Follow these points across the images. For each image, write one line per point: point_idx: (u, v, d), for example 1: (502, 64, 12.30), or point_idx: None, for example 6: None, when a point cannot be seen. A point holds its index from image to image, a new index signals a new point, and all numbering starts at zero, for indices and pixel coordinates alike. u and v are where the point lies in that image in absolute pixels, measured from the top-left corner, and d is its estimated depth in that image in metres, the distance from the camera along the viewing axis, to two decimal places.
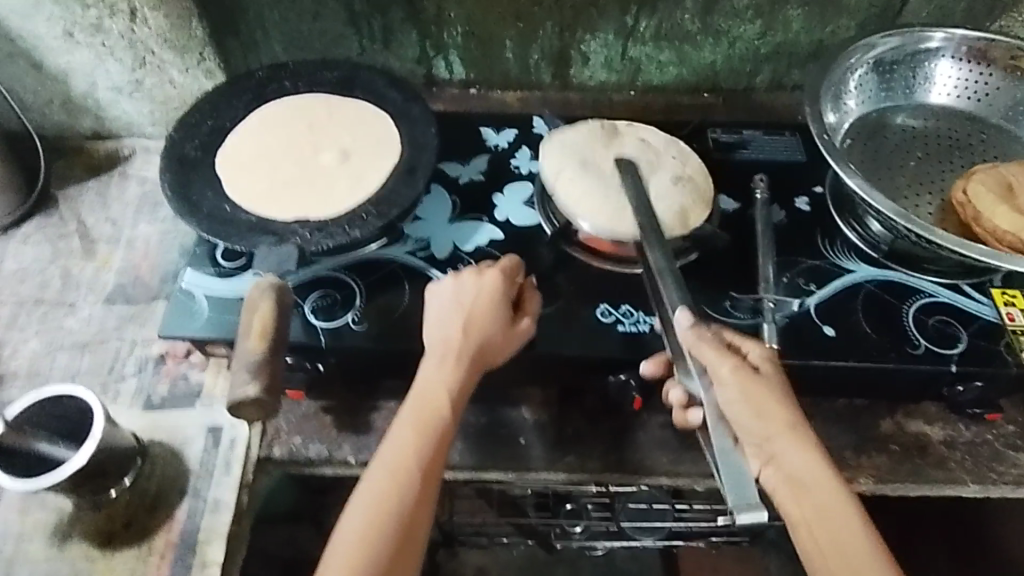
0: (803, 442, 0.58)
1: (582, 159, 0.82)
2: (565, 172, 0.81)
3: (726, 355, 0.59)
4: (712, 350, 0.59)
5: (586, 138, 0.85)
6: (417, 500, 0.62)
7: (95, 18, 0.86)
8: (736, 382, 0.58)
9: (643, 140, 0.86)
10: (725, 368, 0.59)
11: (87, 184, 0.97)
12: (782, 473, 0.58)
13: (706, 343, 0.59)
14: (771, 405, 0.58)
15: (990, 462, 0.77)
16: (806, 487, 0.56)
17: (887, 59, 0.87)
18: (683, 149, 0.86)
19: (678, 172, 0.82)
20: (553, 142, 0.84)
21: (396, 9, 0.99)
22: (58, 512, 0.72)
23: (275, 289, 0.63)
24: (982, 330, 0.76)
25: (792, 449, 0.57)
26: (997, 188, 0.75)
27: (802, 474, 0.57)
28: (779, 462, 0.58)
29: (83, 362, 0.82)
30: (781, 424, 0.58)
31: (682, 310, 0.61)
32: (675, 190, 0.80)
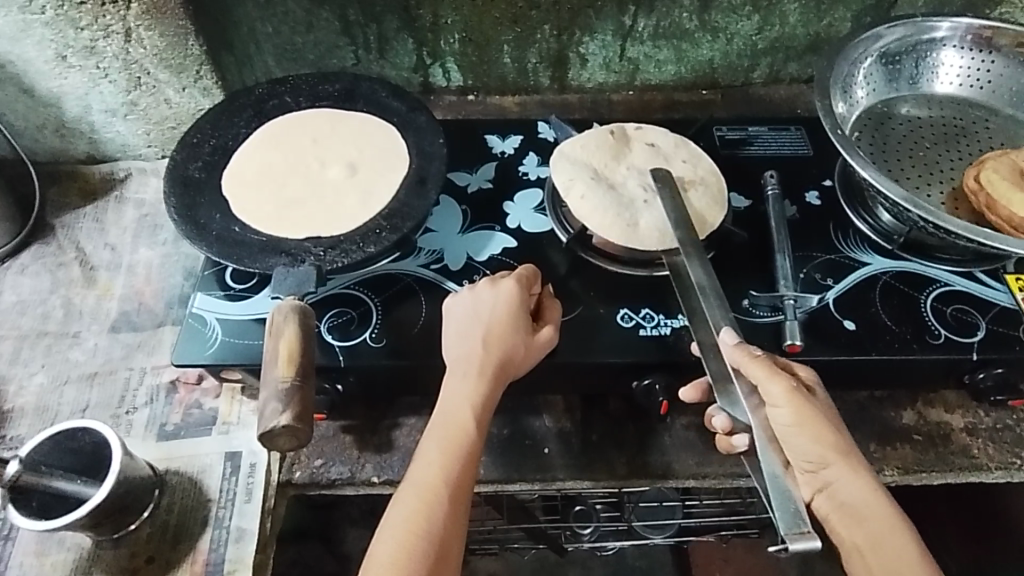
0: (854, 467, 0.60)
1: (592, 170, 0.81)
2: (577, 186, 0.80)
3: (780, 375, 0.59)
4: (764, 370, 0.59)
5: (594, 149, 0.84)
6: (448, 519, 0.60)
7: (86, 40, 0.84)
8: (791, 405, 0.59)
9: (652, 147, 0.85)
10: (778, 388, 0.59)
11: (84, 210, 0.95)
12: (833, 499, 0.60)
13: (759, 363, 0.59)
14: (824, 430, 0.60)
15: (1013, 446, 0.77)
16: (858, 514, 0.59)
17: (891, 50, 0.87)
18: (690, 154, 0.85)
19: (689, 178, 0.82)
20: (562, 154, 0.83)
21: (391, 18, 0.97)
22: (77, 551, 0.70)
23: (298, 313, 0.62)
24: (999, 315, 0.77)
25: (843, 476, 0.59)
26: (1011, 175, 0.75)
27: (852, 499, 0.59)
28: (833, 490, 0.60)
29: (92, 394, 0.80)
30: (836, 450, 0.60)
31: (727, 330, 0.62)
32: (688, 197, 0.79)
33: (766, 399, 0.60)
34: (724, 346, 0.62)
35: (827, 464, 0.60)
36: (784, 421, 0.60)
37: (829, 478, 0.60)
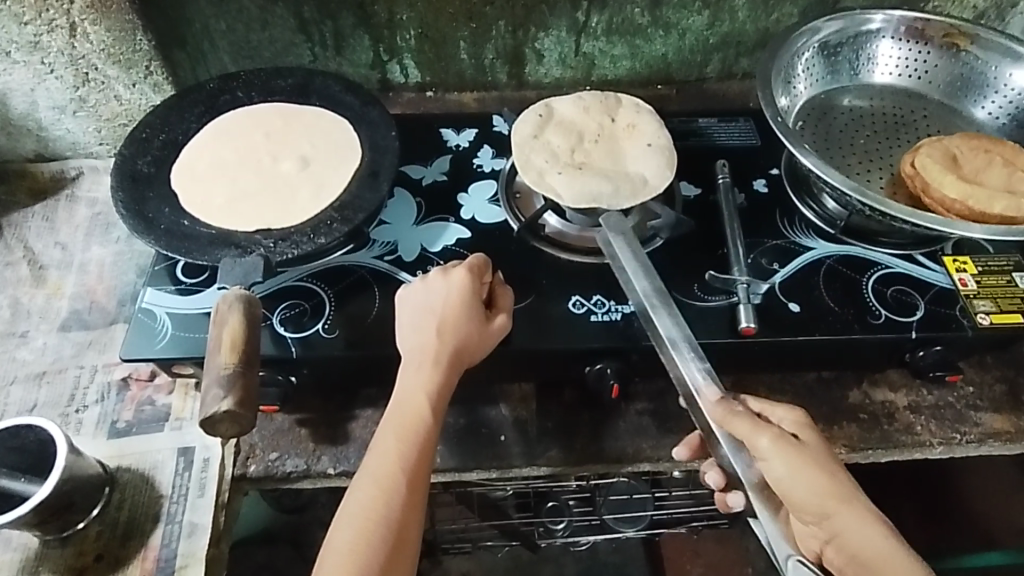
0: (860, 514, 0.57)
1: (553, 153, 0.81)
2: (550, 175, 0.79)
3: (763, 426, 0.58)
4: (747, 425, 0.58)
5: (535, 132, 0.84)
6: (405, 506, 0.60)
7: (32, 35, 0.83)
8: (780, 456, 0.57)
9: (580, 113, 0.86)
10: (765, 442, 0.57)
11: (33, 209, 0.94)
12: (843, 548, 0.58)
13: (738, 420, 0.59)
14: (833, 474, 0.58)
15: (954, 422, 0.79)
16: (872, 568, 0.56)
17: (831, 42, 0.90)
18: (612, 102, 0.88)
19: (630, 125, 0.85)
20: (516, 150, 0.81)
21: (346, 14, 0.98)
22: (23, 551, 0.69)
23: (244, 302, 0.63)
24: (938, 296, 0.79)
25: (851, 521, 0.57)
26: (943, 160, 0.78)
27: (862, 548, 0.57)
28: (843, 539, 0.57)
29: (40, 393, 0.79)
30: (835, 497, 0.57)
31: (709, 385, 0.63)
32: (645, 138, 0.83)
33: (754, 453, 0.59)
34: (703, 402, 0.62)
35: (832, 513, 0.57)
36: (780, 476, 0.57)
37: (835, 527, 0.57)
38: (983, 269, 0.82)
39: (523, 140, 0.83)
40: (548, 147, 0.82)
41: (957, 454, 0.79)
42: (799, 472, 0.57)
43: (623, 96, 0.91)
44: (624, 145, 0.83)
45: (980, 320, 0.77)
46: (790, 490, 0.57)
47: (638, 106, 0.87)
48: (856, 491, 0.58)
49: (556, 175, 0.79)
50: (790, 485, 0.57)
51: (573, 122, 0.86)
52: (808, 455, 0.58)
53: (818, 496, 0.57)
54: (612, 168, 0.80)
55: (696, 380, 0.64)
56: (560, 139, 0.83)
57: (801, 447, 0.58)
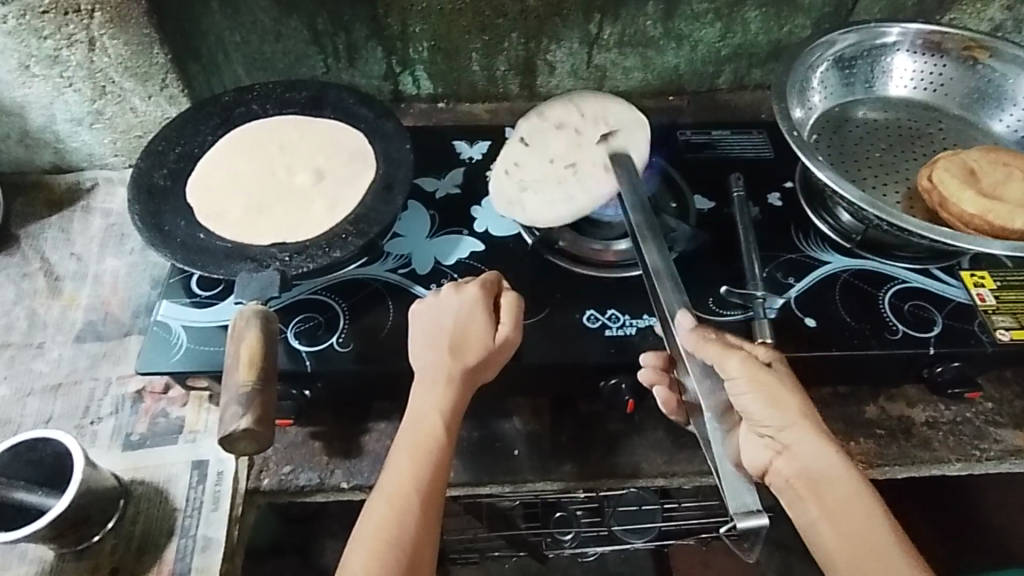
0: (818, 434, 0.59)
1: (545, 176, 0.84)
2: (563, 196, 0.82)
3: (733, 350, 0.61)
4: (718, 348, 0.61)
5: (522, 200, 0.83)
6: (419, 529, 0.60)
7: (51, 49, 0.84)
8: (744, 374, 0.60)
9: (549, 133, 0.85)
10: (735, 362, 0.60)
11: (49, 221, 0.94)
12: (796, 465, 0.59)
13: (711, 343, 0.61)
14: (798, 397, 0.60)
15: (973, 439, 0.78)
16: (822, 480, 0.57)
17: (846, 54, 0.90)
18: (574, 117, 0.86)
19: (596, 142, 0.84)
20: (530, 218, 0.82)
21: (360, 27, 0.98)
22: (39, 563, 0.69)
23: (260, 317, 0.63)
24: (957, 310, 0.78)
25: (805, 437, 0.59)
26: (962, 174, 0.77)
27: (813, 462, 0.58)
28: (793, 451, 0.59)
29: (57, 405, 0.79)
30: (794, 412, 0.59)
31: (684, 313, 0.64)
32: (604, 121, 0.85)
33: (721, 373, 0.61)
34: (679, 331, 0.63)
35: (789, 427, 0.59)
36: (743, 390, 0.60)
37: (790, 441, 0.59)
38: (1002, 284, 0.82)
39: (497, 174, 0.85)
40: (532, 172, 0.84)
41: (975, 471, 0.78)
42: (760, 395, 0.59)
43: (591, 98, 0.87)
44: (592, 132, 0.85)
45: (1000, 336, 0.76)
46: (753, 410, 0.60)
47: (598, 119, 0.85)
48: (816, 417, 0.60)
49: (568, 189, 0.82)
50: (753, 401, 0.60)
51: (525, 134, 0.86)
52: (775, 383, 0.60)
53: (772, 407, 0.59)
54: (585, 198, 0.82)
55: (674, 312, 0.65)
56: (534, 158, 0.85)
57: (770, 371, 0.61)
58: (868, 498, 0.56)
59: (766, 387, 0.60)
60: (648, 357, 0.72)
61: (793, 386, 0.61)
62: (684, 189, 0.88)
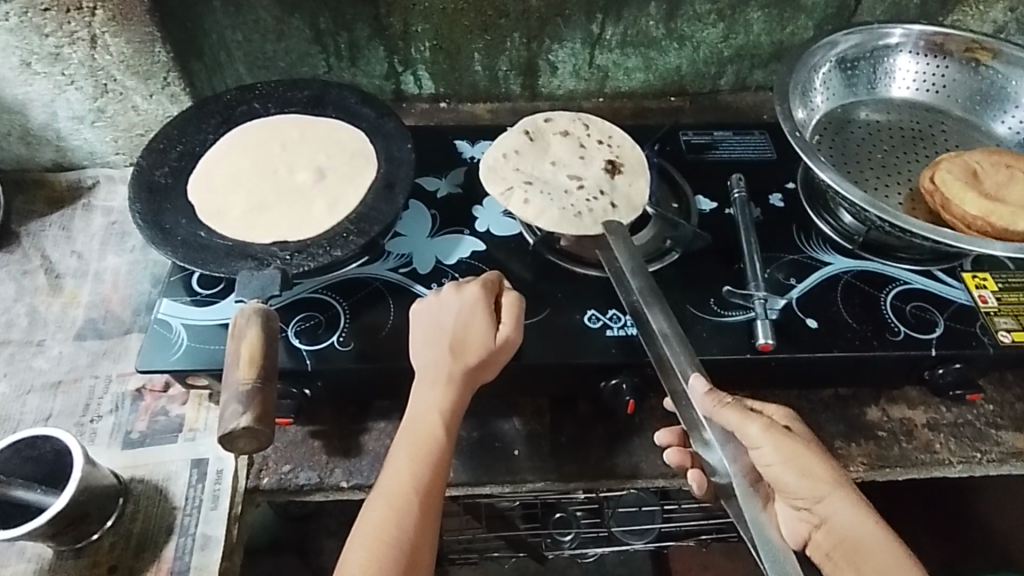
0: (852, 502, 0.57)
1: (545, 184, 0.82)
2: (568, 204, 0.80)
3: (753, 416, 0.59)
4: (738, 414, 0.59)
5: (523, 201, 0.80)
6: (418, 528, 0.59)
7: (53, 46, 0.84)
8: (771, 443, 0.58)
9: (554, 141, 0.87)
10: (756, 429, 0.58)
11: (50, 218, 0.94)
12: (832, 533, 0.58)
13: (729, 408, 0.59)
14: (827, 465, 0.59)
15: (974, 441, 0.78)
16: (862, 551, 0.56)
17: (849, 56, 0.90)
18: (582, 133, 0.88)
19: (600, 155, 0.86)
20: (533, 218, 0.79)
21: (362, 26, 0.98)
22: (37, 561, 0.69)
23: (261, 316, 0.63)
24: (958, 312, 0.78)
25: (842, 506, 0.57)
26: (964, 175, 0.77)
27: (853, 533, 0.57)
28: (832, 523, 0.58)
29: (56, 402, 0.79)
30: (826, 480, 0.58)
31: (697, 376, 0.62)
32: (610, 142, 0.87)
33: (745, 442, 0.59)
34: (692, 393, 0.61)
35: (823, 496, 0.58)
36: (772, 460, 0.58)
37: (826, 511, 0.58)
38: (1004, 286, 0.82)
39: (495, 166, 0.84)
40: (531, 180, 0.82)
41: (976, 473, 0.78)
42: (787, 463, 0.58)
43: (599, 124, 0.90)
44: (588, 151, 0.86)
45: (1001, 338, 0.76)
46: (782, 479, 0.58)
47: (605, 138, 0.88)
48: (847, 482, 0.59)
49: (573, 199, 0.80)
50: (783, 471, 0.58)
51: (521, 150, 0.85)
52: (804, 451, 0.58)
53: (805, 478, 0.58)
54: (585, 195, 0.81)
55: (687, 376, 0.63)
56: (533, 168, 0.84)
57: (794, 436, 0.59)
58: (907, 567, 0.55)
59: (796, 459, 0.58)
60: (663, 436, 0.75)
61: (820, 454, 0.60)
62: (686, 189, 0.89)
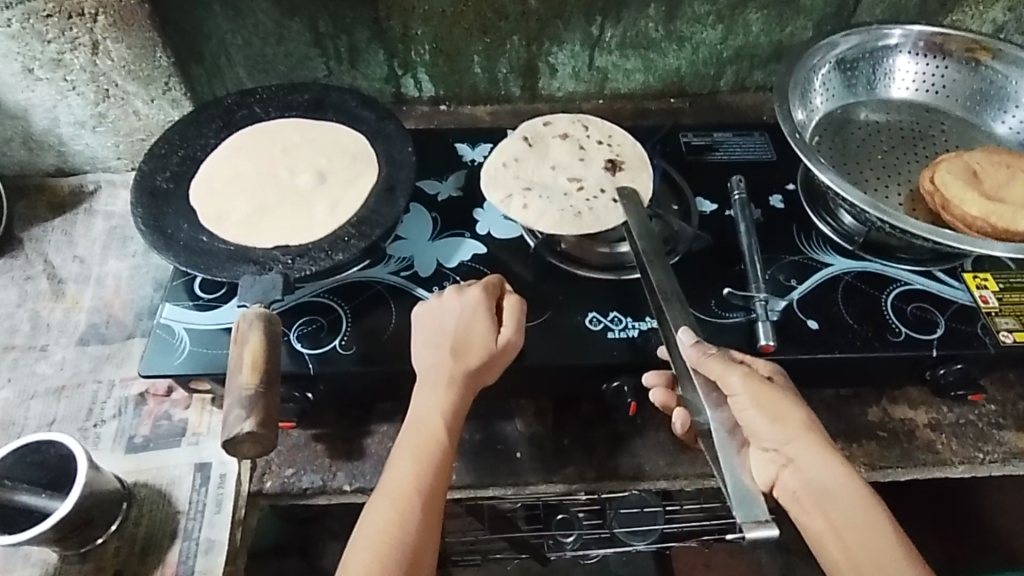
0: (821, 449, 0.60)
1: (545, 188, 0.83)
2: (568, 206, 0.81)
3: (734, 366, 0.62)
4: (721, 364, 0.62)
5: (523, 205, 0.81)
6: (421, 531, 0.60)
7: (54, 52, 0.84)
8: (745, 390, 0.61)
9: (554, 145, 0.88)
10: (736, 379, 0.61)
11: (53, 224, 0.94)
12: (800, 477, 0.60)
13: (713, 360, 0.62)
14: (801, 414, 0.62)
15: (975, 441, 0.78)
16: (828, 494, 0.58)
17: (848, 56, 0.90)
18: (581, 137, 0.89)
19: (599, 157, 0.87)
20: (534, 220, 0.80)
21: (362, 30, 0.98)
22: (42, 566, 0.69)
23: (263, 320, 0.64)
24: (959, 312, 0.78)
25: (808, 450, 0.60)
26: (964, 176, 0.77)
27: (818, 476, 0.59)
28: (798, 467, 0.60)
29: (60, 407, 0.79)
30: (797, 426, 0.61)
31: (686, 330, 0.64)
32: (609, 145, 0.88)
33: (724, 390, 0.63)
34: (680, 344, 0.63)
35: (792, 439, 0.61)
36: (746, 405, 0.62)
37: (794, 455, 0.60)
38: (1005, 286, 0.82)
39: (495, 170, 0.85)
40: (531, 185, 0.83)
41: (978, 472, 0.78)
42: (759, 408, 0.61)
43: (598, 126, 0.91)
44: (587, 153, 0.87)
45: (1003, 338, 0.76)
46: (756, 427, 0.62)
47: (605, 141, 0.89)
48: (820, 433, 0.61)
49: (573, 200, 0.81)
50: (755, 416, 0.62)
51: (521, 157, 0.87)
52: (778, 399, 0.62)
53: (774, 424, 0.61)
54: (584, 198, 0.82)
55: (677, 326, 0.65)
56: (533, 173, 0.85)
57: (771, 386, 0.62)
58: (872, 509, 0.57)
59: (767, 405, 0.61)
60: (651, 376, 0.73)
61: (797, 404, 0.62)
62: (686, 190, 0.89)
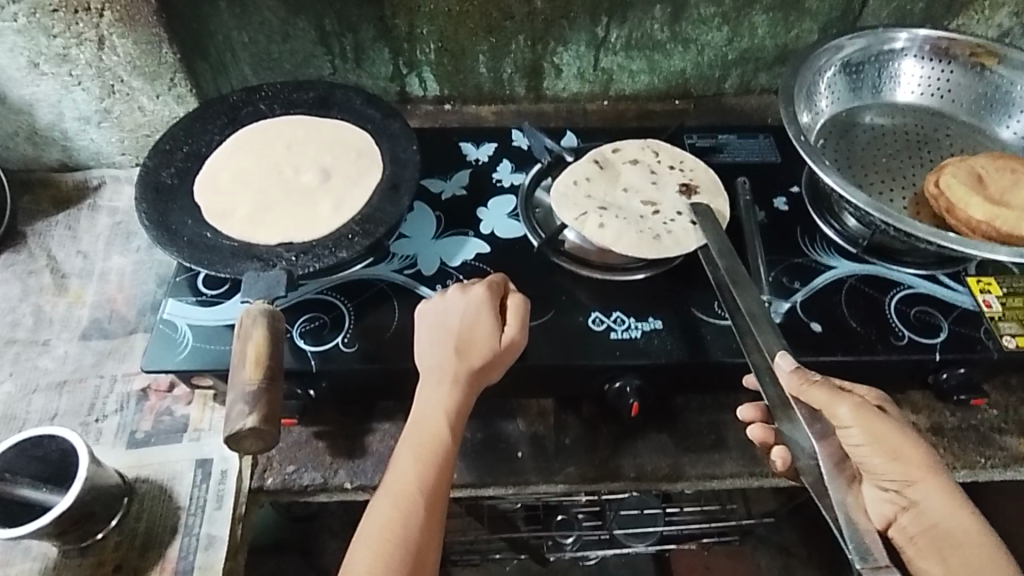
0: (945, 492, 0.60)
1: (621, 209, 0.82)
2: (647, 227, 0.80)
3: (843, 396, 0.59)
4: (826, 394, 0.58)
5: (600, 225, 0.80)
6: (424, 527, 0.60)
7: (60, 47, 0.84)
8: (858, 422, 0.58)
9: (624, 168, 0.87)
10: (846, 411, 0.58)
11: (56, 218, 0.94)
12: (920, 520, 0.60)
13: (817, 389, 0.59)
14: (918, 450, 0.60)
15: (978, 445, 0.78)
16: (949, 539, 0.59)
17: (854, 60, 0.90)
18: (651, 159, 0.89)
19: (671, 180, 0.86)
20: (613, 242, 0.78)
21: (367, 27, 0.98)
22: (42, 560, 0.69)
23: (267, 317, 0.64)
24: (963, 316, 0.78)
25: (932, 493, 0.60)
26: (969, 180, 0.77)
27: (942, 521, 0.59)
28: (920, 508, 0.60)
29: (62, 402, 0.79)
30: (920, 467, 0.60)
31: (784, 355, 0.61)
32: (680, 168, 0.88)
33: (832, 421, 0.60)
34: (780, 372, 0.61)
35: (915, 482, 0.60)
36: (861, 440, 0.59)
37: (916, 496, 0.60)
38: (1009, 290, 0.82)
39: (566, 188, 0.83)
40: (605, 205, 0.82)
41: (980, 477, 0.78)
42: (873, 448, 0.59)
43: (667, 149, 0.90)
44: (660, 176, 0.86)
45: (1006, 342, 0.76)
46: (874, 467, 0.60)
47: (675, 164, 0.88)
48: (941, 470, 0.61)
49: (651, 223, 0.80)
50: (872, 455, 0.60)
51: (592, 177, 0.85)
52: (897, 437, 0.60)
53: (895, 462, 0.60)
54: (662, 221, 0.81)
55: (773, 354, 0.63)
56: (606, 194, 0.83)
57: (884, 418, 0.60)
58: (991, 556, 0.57)
59: (889, 441, 0.60)
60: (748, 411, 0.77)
61: (914, 438, 0.61)
62: None
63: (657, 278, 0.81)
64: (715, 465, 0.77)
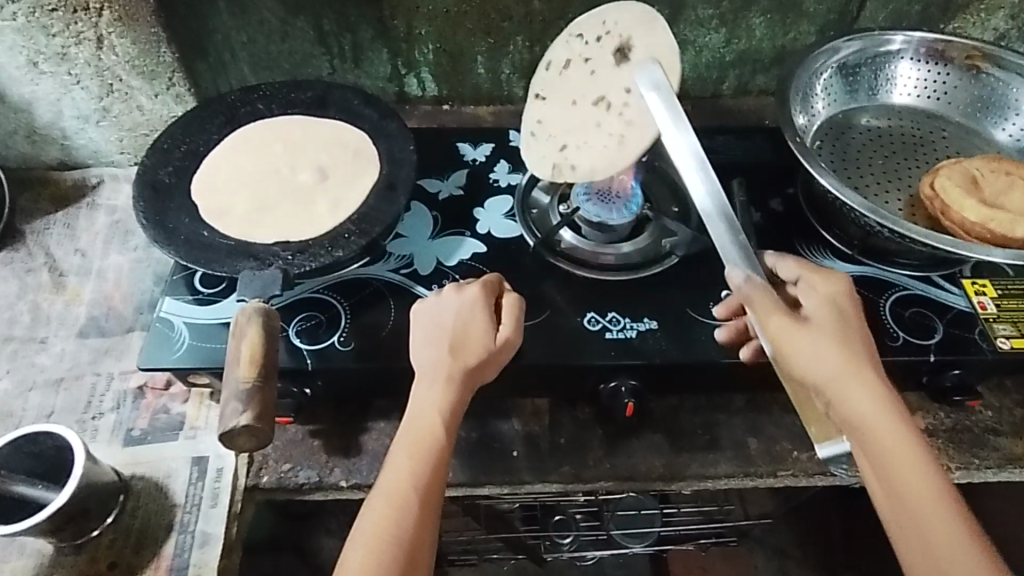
0: (865, 387, 0.55)
1: (581, 138, 0.77)
2: (611, 138, 0.76)
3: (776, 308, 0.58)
4: (761, 307, 0.59)
5: (574, 166, 0.77)
6: (417, 526, 0.60)
7: (59, 46, 0.85)
8: (780, 329, 0.58)
9: (559, 77, 0.79)
10: (775, 321, 0.58)
11: (55, 217, 0.95)
12: (840, 417, 0.56)
13: (759, 300, 0.59)
14: (844, 349, 0.57)
15: (973, 447, 0.78)
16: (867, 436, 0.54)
17: (849, 62, 0.90)
18: (579, 46, 0.78)
19: (609, 62, 0.76)
20: (593, 178, 0.76)
21: (365, 28, 0.99)
22: (38, 556, 0.69)
23: (262, 315, 0.64)
24: (958, 318, 0.79)
25: (853, 389, 0.55)
26: (964, 182, 0.77)
27: (861, 416, 0.55)
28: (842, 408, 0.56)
29: (59, 399, 0.79)
30: (841, 364, 0.56)
31: (735, 271, 0.61)
32: (610, 34, 0.76)
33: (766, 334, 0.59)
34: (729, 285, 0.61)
35: (837, 379, 0.56)
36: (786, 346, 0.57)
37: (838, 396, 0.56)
38: (1004, 292, 0.82)
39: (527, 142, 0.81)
40: (567, 139, 0.78)
41: (974, 479, 0.78)
42: (808, 341, 0.57)
43: (587, 17, 0.78)
44: (596, 64, 0.77)
45: (1000, 344, 0.76)
46: (800, 358, 0.56)
47: (605, 32, 0.76)
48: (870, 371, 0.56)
49: (613, 131, 0.75)
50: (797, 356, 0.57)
51: (544, 115, 0.80)
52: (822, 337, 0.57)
53: (819, 364, 0.56)
54: (621, 122, 0.75)
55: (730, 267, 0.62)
56: (558, 123, 0.79)
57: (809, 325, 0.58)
58: (907, 455, 0.53)
59: (812, 339, 0.57)
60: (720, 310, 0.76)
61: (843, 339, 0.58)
62: (686, 193, 0.90)
63: (652, 279, 0.81)
64: (709, 466, 0.77)
